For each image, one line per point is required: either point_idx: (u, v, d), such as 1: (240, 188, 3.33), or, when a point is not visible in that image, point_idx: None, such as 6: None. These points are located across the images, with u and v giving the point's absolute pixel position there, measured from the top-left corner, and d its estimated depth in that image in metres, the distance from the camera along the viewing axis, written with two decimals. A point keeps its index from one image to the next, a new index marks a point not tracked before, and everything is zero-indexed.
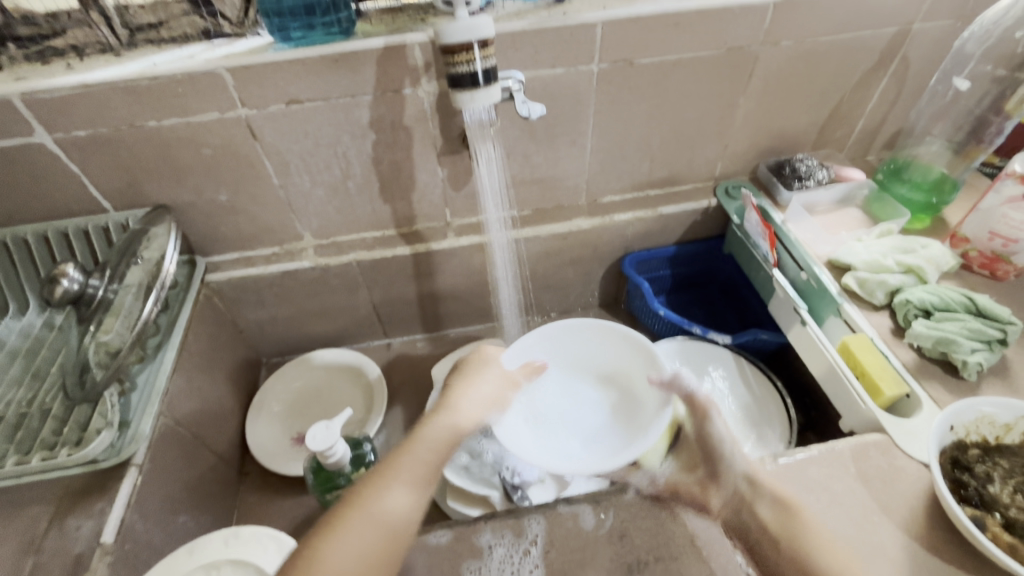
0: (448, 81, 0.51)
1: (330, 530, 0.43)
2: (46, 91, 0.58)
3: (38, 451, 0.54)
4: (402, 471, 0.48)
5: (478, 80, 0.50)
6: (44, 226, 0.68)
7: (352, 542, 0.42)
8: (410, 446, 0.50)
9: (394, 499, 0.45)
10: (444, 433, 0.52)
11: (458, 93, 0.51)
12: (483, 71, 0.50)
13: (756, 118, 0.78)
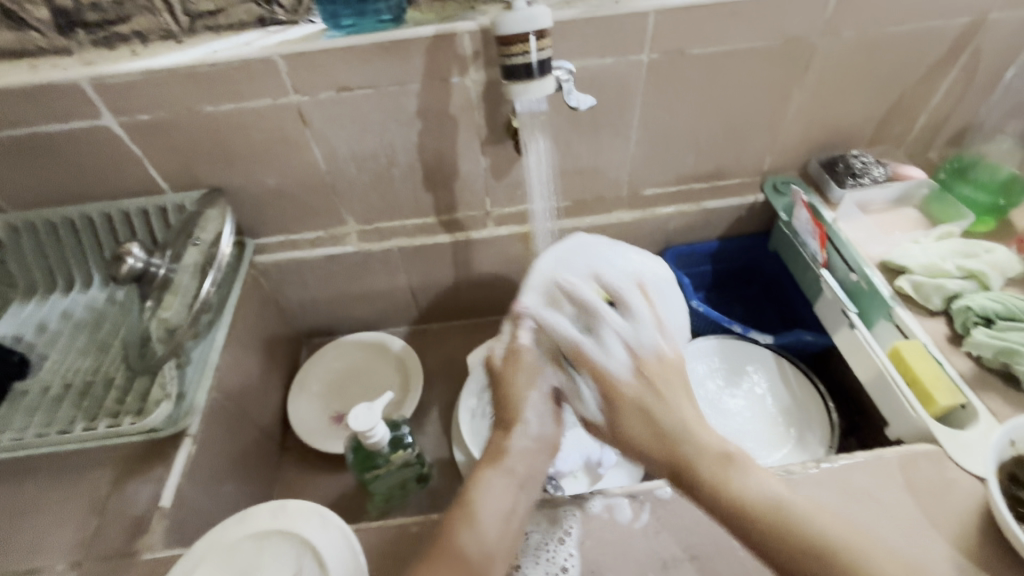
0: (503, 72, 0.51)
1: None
2: (113, 76, 0.60)
3: (103, 418, 0.58)
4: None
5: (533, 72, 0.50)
6: (107, 205, 0.71)
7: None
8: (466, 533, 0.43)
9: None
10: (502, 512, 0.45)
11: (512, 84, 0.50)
12: (538, 62, 0.50)
13: (811, 111, 0.75)
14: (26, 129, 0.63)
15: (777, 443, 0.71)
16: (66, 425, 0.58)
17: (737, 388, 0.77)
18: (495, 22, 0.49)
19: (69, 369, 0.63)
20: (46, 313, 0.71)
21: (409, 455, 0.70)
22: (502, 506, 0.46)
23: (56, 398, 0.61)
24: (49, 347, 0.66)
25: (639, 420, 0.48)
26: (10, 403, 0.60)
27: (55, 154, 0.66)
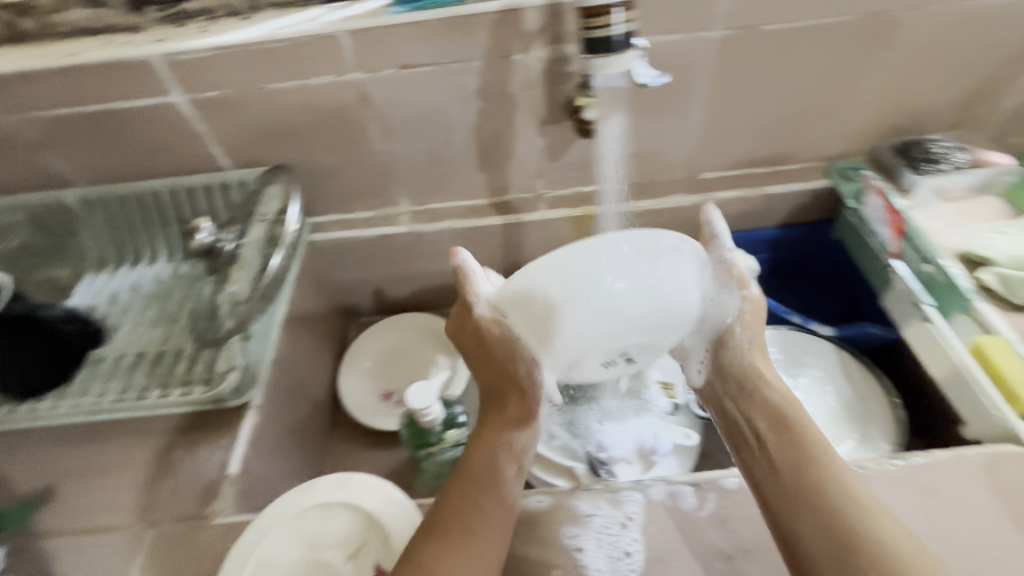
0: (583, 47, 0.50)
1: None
2: (184, 52, 0.61)
3: (176, 386, 0.60)
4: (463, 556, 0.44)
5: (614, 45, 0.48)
6: (172, 180, 0.73)
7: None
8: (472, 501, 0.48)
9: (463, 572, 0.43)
10: (507, 489, 0.50)
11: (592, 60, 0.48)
12: (621, 35, 0.48)
13: (888, 91, 0.71)
14: (100, 105, 0.65)
15: (839, 438, 0.69)
16: (140, 391, 0.61)
17: (795, 380, 0.74)
18: None
19: (142, 339, 0.66)
20: (117, 286, 0.74)
21: (461, 434, 0.71)
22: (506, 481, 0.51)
23: (131, 365, 0.63)
24: (121, 317, 0.69)
25: (771, 394, 0.53)
26: (86, 369, 0.62)
27: (126, 131, 0.68)
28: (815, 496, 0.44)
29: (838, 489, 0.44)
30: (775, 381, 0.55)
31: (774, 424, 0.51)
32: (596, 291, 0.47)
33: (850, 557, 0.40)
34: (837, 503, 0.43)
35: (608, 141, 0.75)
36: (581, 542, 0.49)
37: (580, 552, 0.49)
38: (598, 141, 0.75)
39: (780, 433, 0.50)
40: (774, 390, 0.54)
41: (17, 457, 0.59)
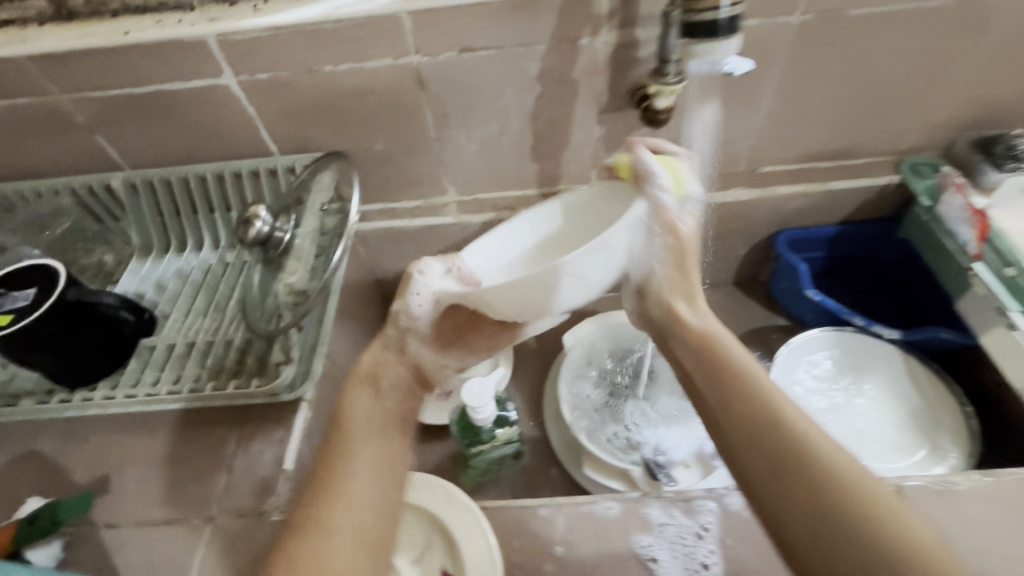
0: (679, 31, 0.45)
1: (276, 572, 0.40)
2: (238, 33, 0.59)
3: (229, 378, 0.59)
4: (337, 505, 0.43)
5: (720, 30, 0.43)
6: (219, 166, 0.71)
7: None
8: (343, 455, 0.47)
9: (341, 522, 0.42)
10: (388, 442, 0.49)
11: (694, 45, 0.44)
12: (728, 19, 0.43)
13: (973, 83, 0.67)
14: (152, 87, 0.63)
15: (908, 449, 0.66)
16: (194, 382, 0.59)
17: (860, 389, 0.71)
18: None
19: (190, 328, 0.64)
20: (162, 273, 0.72)
21: (513, 433, 0.69)
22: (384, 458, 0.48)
23: (182, 355, 0.62)
24: (170, 305, 0.68)
25: (684, 325, 0.48)
26: (139, 358, 0.62)
27: (175, 113, 0.66)
28: (754, 423, 0.38)
29: (756, 415, 0.38)
30: (696, 310, 0.49)
31: (697, 357, 0.45)
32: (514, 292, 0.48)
33: (785, 486, 0.35)
34: (766, 431, 0.38)
35: (699, 132, 0.72)
36: (656, 552, 0.47)
37: (654, 563, 0.47)
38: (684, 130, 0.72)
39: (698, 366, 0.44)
40: (685, 328, 0.48)
41: (76, 447, 0.59)
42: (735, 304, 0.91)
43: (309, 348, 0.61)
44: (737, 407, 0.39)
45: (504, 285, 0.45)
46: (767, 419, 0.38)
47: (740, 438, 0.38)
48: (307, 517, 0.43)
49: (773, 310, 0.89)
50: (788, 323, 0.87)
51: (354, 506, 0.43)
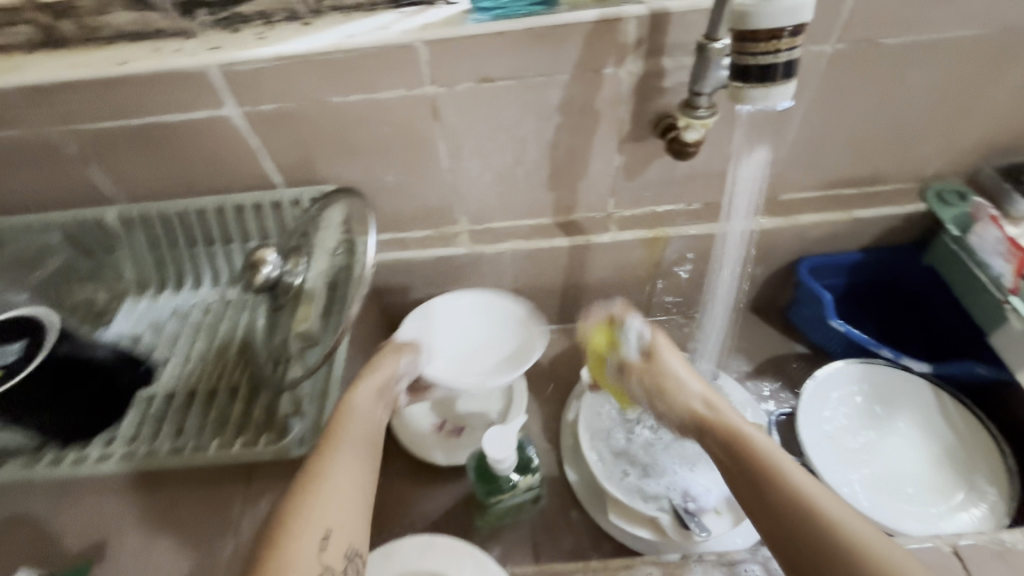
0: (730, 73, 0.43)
1: (285, 513, 0.45)
2: (244, 63, 0.55)
3: (235, 435, 0.55)
4: (339, 462, 0.49)
5: (779, 74, 0.41)
6: (220, 199, 0.67)
7: (308, 525, 0.44)
8: (340, 428, 0.52)
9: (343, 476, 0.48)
10: (372, 435, 0.54)
11: (749, 89, 0.42)
12: (790, 63, 0.41)
13: (1002, 111, 0.65)
14: (149, 119, 0.59)
15: (946, 490, 0.64)
16: (196, 437, 0.55)
17: (889, 425, 0.69)
18: (742, 11, 0.40)
19: (190, 375, 0.60)
20: (159, 311, 0.68)
21: (534, 480, 0.66)
22: (371, 446, 0.53)
23: (183, 406, 0.58)
24: (168, 348, 0.64)
25: (721, 423, 0.52)
26: (135, 409, 0.57)
27: (173, 144, 0.62)
28: (779, 505, 0.44)
29: (798, 517, 0.43)
30: (700, 398, 0.55)
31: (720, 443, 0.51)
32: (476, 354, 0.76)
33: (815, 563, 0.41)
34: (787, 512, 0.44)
35: (746, 181, 0.69)
36: None
37: None
38: (729, 173, 0.69)
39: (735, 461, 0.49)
40: (722, 430, 0.51)
41: (69, 508, 0.55)
42: (753, 331, 0.88)
43: (319, 399, 0.57)
44: (777, 504, 0.44)
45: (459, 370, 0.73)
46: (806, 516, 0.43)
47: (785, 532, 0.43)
48: (310, 472, 0.48)
49: (790, 338, 0.86)
50: (808, 351, 0.85)
51: (351, 463, 0.49)
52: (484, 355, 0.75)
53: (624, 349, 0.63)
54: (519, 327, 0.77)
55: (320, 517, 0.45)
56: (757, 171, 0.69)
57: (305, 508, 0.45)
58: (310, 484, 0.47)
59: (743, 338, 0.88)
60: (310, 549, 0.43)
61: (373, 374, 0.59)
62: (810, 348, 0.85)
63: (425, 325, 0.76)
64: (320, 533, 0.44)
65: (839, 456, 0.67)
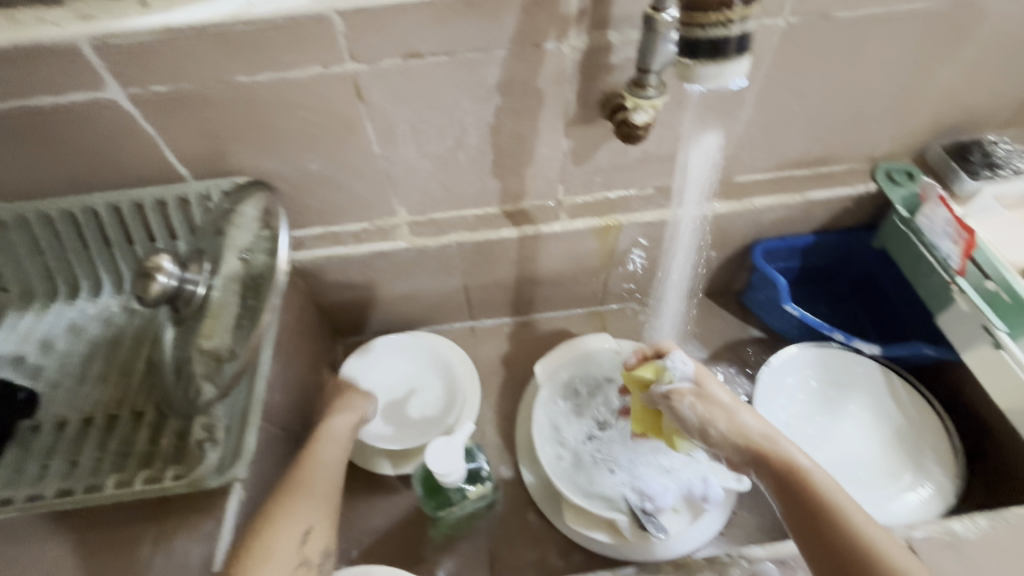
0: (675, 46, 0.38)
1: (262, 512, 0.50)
2: (121, 35, 0.46)
3: (136, 468, 0.48)
4: (314, 469, 0.55)
5: (730, 50, 0.37)
6: (114, 196, 0.58)
7: (290, 519, 0.49)
8: (319, 443, 0.59)
9: (319, 480, 0.55)
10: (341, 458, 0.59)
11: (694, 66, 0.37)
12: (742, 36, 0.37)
13: (952, 89, 0.63)
14: (8, 103, 0.49)
15: (896, 472, 0.64)
16: (92, 473, 0.48)
17: (841, 409, 0.69)
18: None
19: (86, 401, 0.53)
20: (50, 327, 0.60)
21: (486, 489, 0.62)
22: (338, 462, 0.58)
23: (77, 436, 0.51)
24: (58, 371, 0.56)
25: (780, 457, 0.49)
26: (19, 444, 0.50)
27: (45, 133, 0.52)
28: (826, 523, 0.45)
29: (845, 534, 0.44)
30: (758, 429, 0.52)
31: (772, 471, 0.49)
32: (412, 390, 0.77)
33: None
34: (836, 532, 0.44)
35: (696, 162, 0.68)
36: None
37: None
38: (680, 160, 0.67)
39: (791, 496, 0.48)
40: (784, 467, 0.49)
41: None
42: (709, 316, 0.87)
43: (238, 421, 0.51)
44: (834, 538, 0.44)
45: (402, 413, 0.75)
46: (863, 554, 0.43)
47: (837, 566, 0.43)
48: (287, 480, 0.54)
49: (745, 321, 0.86)
50: (764, 335, 0.84)
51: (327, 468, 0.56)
52: (410, 398, 0.76)
53: (670, 385, 0.55)
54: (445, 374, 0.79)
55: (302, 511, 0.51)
56: (711, 153, 0.67)
57: (288, 506, 0.50)
58: (288, 490, 0.52)
59: (699, 324, 0.86)
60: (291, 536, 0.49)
61: (343, 410, 0.65)
62: (764, 332, 0.85)
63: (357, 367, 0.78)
64: (300, 528, 0.50)
65: (793, 443, 0.66)
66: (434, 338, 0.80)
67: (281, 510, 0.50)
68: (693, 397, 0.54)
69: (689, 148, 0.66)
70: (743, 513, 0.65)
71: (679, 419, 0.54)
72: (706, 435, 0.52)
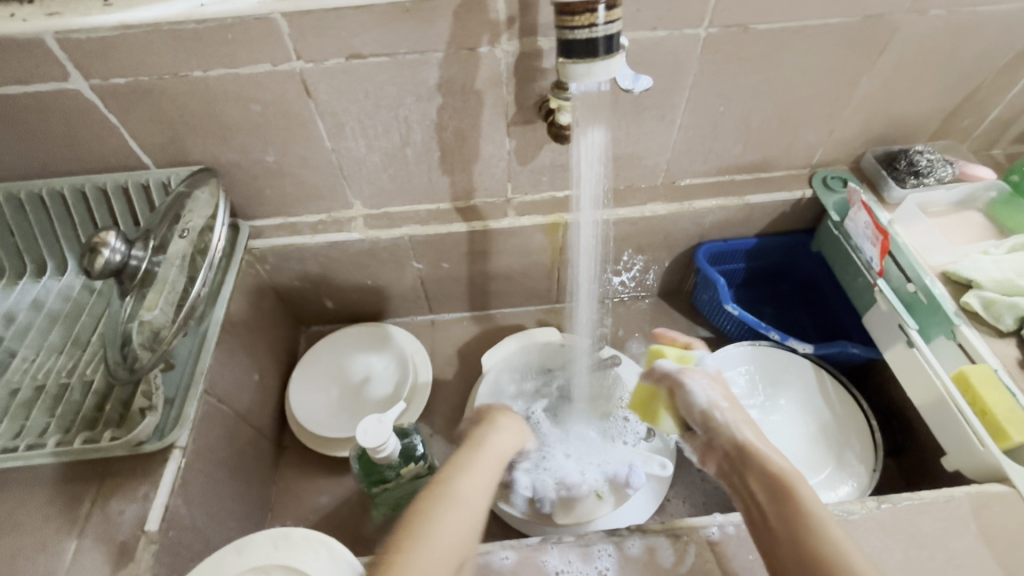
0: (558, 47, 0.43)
1: (427, 518, 0.41)
2: (81, 31, 0.50)
3: (79, 431, 0.52)
4: (487, 462, 0.49)
5: (600, 50, 0.42)
6: (82, 180, 0.62)
7: (456, 523, 0.41)
8: (475, 450, 0.50)
9: (474, 485, 0.45)
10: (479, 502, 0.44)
11: (571, 64, 0.42)
12: (607, 39, 0.42)
13: (878, 100, 0.67)
14: None
15: (817, 465, 0.67)
16: (38, 435, 0.52)
17: (772, 405, 0.71)
18: None
19: (40, 370, 0.56)
20: (15, 301, 0.64)
21: (420, 468, 0.65)
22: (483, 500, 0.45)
23: (26, 402, 0.54)
24: (18, 342, 0.60)
25: (769, 458, 0.45)
26: None
27: (17, 120, 0.56)
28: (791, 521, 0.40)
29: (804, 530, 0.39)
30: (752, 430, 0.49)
31: (757, 471, 0.45)
32: (366, 378, 0.81)
33: None
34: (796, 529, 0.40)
35: (586, 156, 0.60)
36: None
37: None
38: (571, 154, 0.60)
39: (772, 500, 0.42)
40: (767, 472, 0.44)
41: None
42: (660, 315, 0.90)
43: (181, 392, 0.56)
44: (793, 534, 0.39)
45: (356, 402, 0.79)
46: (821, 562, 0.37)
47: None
48: (429, 504, 0.42)
49: (693, 321, 0.88)
50: (712, 335, 0.87)
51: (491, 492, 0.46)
52: (368, 385, 0.80)
53: (683, 369, 0.56)
54: (399, 364, 0.81)
55: (474, 516, 0.42)
56: (597, 150, 0.60)
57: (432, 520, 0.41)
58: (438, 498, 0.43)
59: (651, 322, 0.89)
60: (464, 525, 0.41)
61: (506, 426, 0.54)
62: (712, 332, 0.87)
63: (319, 358, 0.82)
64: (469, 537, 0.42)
65: None
66: (393, 330, 0.84)
67: (439, 521, 0.41)
68: (706, 382, 0.54)
69: (575, 143, 0.59)
70: (674, 501, 0.69)
71: (686, 401, 0.54)
72: (707, 420, 0.51)
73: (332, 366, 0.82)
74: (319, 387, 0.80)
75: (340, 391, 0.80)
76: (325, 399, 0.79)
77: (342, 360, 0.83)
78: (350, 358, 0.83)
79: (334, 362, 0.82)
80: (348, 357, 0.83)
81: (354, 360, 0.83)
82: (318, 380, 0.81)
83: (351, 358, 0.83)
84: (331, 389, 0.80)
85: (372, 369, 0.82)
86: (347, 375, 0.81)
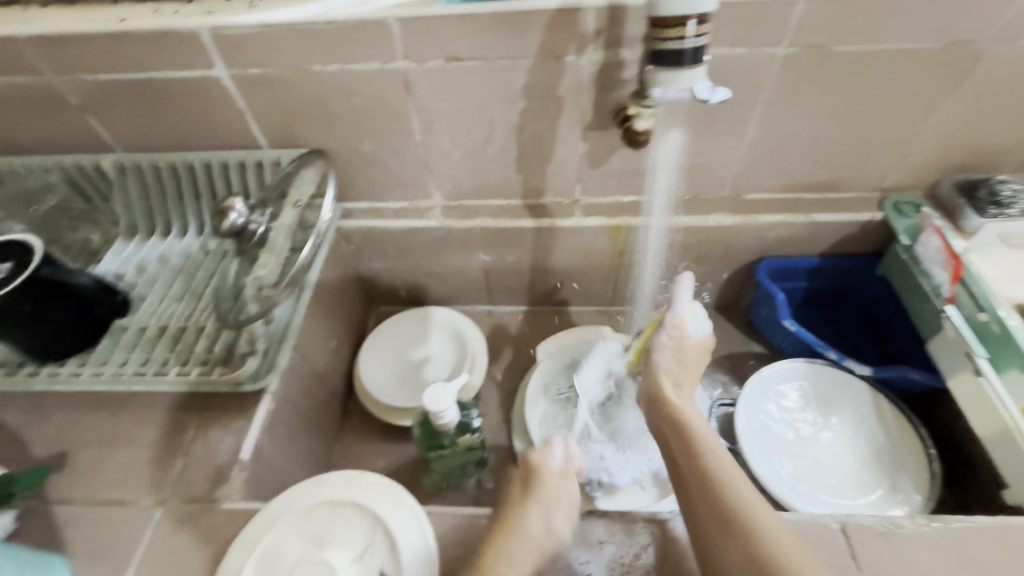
0: (651, 56, 0.48)
1: None
2: (231, 28, 0.59)
3: (194, 365, 0.60)
4: None
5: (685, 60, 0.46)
6: (209, 155, 0.72)
7: None
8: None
9: None
10: None
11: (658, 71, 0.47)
12: (691, 51, 0.45)
13: (960, 126, 0.66)
14: (143, 75, 0.64)
15: (868, 486, 0.66)
16: (160, 365, 0.61)
17: (824, 422, 0.71)
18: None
19: (164, 312, 0.66)
20: (146, 256, 0.75)
21: (473, 440, 0.70)
22: None
23: (152, 337, 0.64)
24: (147, 288, 0.70)
25: (686, 421, 0.55)
26: (110, 337, 0.64)
27: (166, 101, 0.67)
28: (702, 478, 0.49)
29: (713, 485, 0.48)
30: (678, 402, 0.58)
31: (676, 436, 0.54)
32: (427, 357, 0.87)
33: (721, 522, 0.46)
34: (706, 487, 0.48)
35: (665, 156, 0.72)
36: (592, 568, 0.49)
37: None
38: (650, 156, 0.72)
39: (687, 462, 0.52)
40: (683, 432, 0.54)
41: (41, 421, 0.61)
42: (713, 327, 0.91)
43: (275, 344, 0.63)
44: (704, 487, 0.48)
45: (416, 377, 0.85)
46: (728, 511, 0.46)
47: (708, 521, 0.46)
48: None
49: (748, 336, 0.89)
50: (766, 351, 0.87)
51: None
52: (428, 363, 0.86)
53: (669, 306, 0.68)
54: (459, 348, 0.86)
55: None
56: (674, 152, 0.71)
57: None
58: None
59: None
60: None
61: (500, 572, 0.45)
62: (766, 349, 0.87)
63: (389, 331, 0.89)
64: None
65: (771, 445, 0.70)
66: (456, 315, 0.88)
67: None
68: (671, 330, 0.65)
69: (656, 143, 0.70)
70: None
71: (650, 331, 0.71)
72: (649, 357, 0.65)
73: (401, 340, 0.89)
74: (386, 357, 0.87)
75: (402, 364, 0.86)
76: (389, 369, 0.86)
77: (409, 336, 0.89)
78: (416, 336, 0.89)
79: (402, 336, 0.89)
80: (414, 334, 0.89)
81: (420, 338, 0.89)
82: (386, 350, 0.88)
83: (416, 335, 0.89)
84: (396, 360, 0.86)
85: (434, 348, 0.87)
86: (411, 352, 0.87)
